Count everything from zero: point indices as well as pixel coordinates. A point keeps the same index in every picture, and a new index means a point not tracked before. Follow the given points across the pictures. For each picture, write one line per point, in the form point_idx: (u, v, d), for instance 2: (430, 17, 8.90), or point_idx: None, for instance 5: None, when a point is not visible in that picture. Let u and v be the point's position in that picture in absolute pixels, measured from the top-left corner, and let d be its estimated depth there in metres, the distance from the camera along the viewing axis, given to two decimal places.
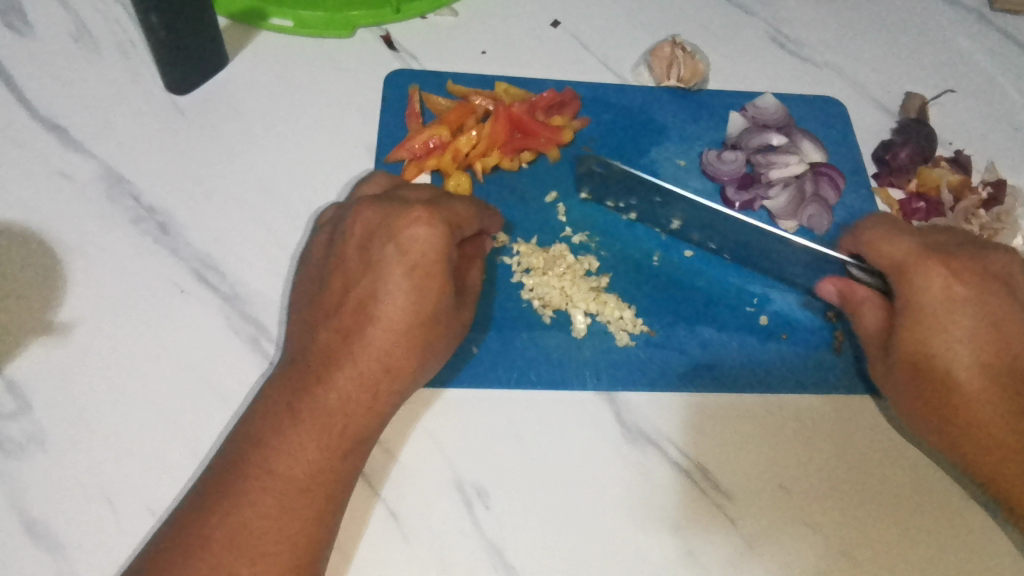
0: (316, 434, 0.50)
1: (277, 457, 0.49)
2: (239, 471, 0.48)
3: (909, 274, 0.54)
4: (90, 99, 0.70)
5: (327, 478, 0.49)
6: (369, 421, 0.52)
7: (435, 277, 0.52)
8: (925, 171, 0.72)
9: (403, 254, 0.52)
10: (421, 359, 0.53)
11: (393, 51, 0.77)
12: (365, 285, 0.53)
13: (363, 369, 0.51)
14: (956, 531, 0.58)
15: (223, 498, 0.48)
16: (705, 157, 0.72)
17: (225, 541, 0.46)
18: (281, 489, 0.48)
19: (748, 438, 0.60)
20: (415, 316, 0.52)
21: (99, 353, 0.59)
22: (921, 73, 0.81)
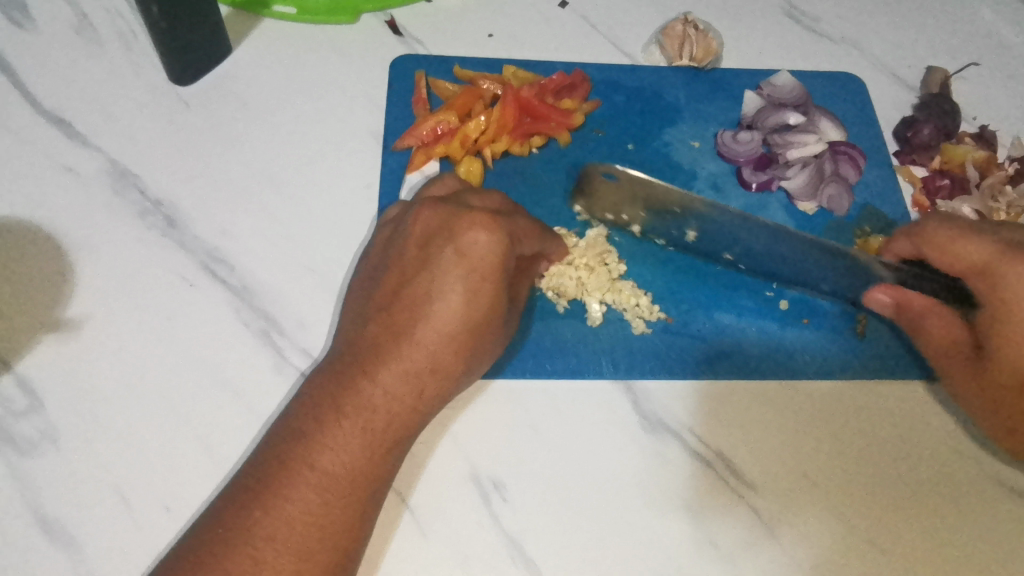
0: (361, 432, 0.48)
1: (321, 457, 0.47)
2: (279, 470, 0.47)
3: (993, 274, 0.52)
4: (94, 92, 0.69)
5: (369, 480, 0.48)
6: (410, 422, 0.50)
7: (490, 285, 0.50)
8: (949, 147, 0.70)
9: (462, 259, 0.50)
10: (469, 364, 0.52)
11: (398, 35, 0.75)
12: (422, 282, 0.51)
13: (409, 369, 0.49)
14: (983, 519, 0.56)
15: (261, 498, 0.46)
16: (720, 138, 0.70)
17: (262, 543, 0.44)
18: (322, 491, 0.46)
19: (769, 426, 0.59)
20: (465, 322, 0.50)
21: (109, 348, 0.58)
22: (942, 47, 0.78)
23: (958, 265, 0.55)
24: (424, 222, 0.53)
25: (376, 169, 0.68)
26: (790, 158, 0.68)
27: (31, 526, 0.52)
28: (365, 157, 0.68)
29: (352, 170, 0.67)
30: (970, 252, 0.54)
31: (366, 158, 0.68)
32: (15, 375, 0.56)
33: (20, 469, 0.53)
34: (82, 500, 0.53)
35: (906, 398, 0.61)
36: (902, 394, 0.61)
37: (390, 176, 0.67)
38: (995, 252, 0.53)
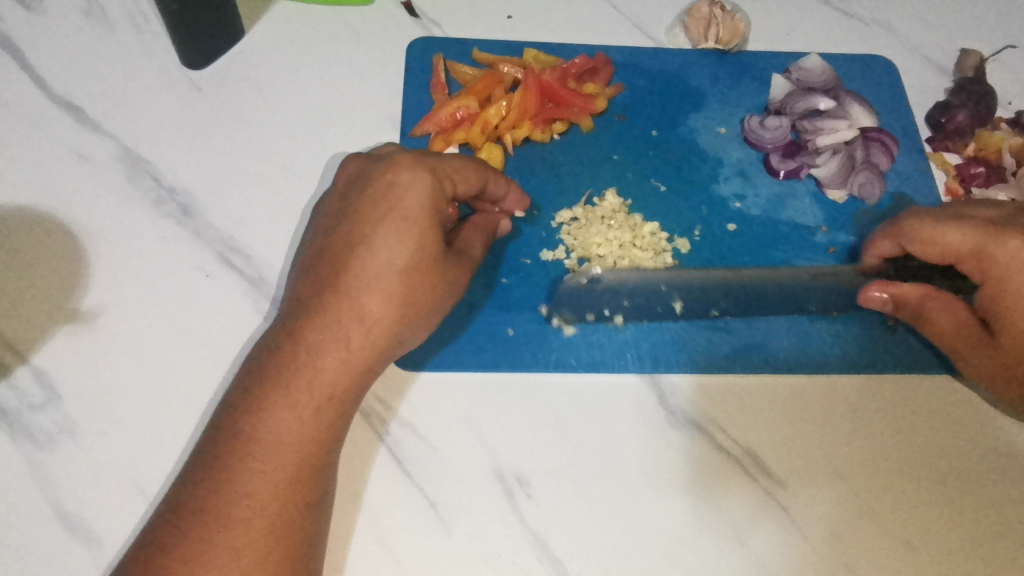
0: (287, 391, 0.46)
1: (258, 423, 0.46)
2: (222, 448, 0.45)
3: (990, 255, 0.52)
4: (105, 76, 0.67)
5: (308, 445, 0.46)
6: (345, 379, 0.47)
7: (422, 223, 0.48)
8: (985, 133, 0.68)
9: (383, 204, 0.49)
10: (412, 317, 0.49)
11: (415, 17, 0.73)
12: (342, 233, 0.49)
13: (338, 326, 0.47)
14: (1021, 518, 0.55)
15: (207, 477, 0.45)
16: (747, 123, 0.68)
17: (213, 525, 0.43)
18: (263, 462, 0.45)
19: (798, 420, 0.58)
20: (401, 267, 0.48)
21: (126, 339, 0.57)
22: (977, 28, 0.76)
23: (953, 254, 0.54)
24: (347, 178, 0.53)
25: None
26: (819, 145, 0.67)
27: (50, 522, 0.51)
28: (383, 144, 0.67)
29: None
30: (957, 239, 0.53)
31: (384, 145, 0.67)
32: (32, 367, 0.55)
33: (38, 463, 0.52)
34: (101, 496, 0.52)
35: (941, 394, 0.59)
36: (936, 388, 0.59)
37: None
38: (983, 233, 0.52)
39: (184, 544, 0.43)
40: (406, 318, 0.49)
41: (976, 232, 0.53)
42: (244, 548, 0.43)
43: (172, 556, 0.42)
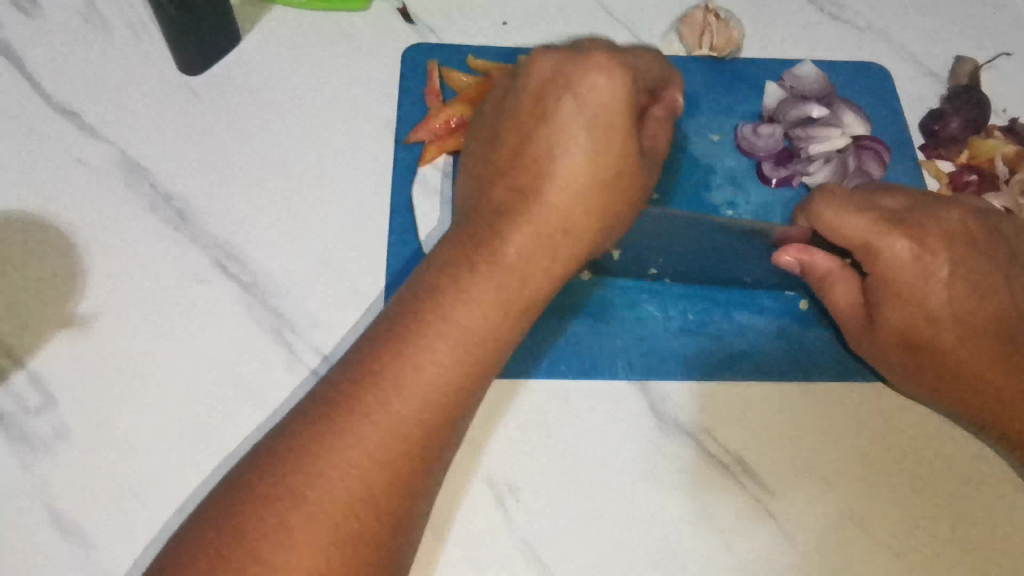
0: (455, 339, 0.42)
1: (435, 339, 0.42)
2: (352, 387, 0.40)
3: (878, 249, 0.51)
4: (103, 82, 0.68)
5: (494, 346, 0.44)
6: (547, 282, 0.47)
7: (616, 134, 0.45)
8: (977, 141, 0.68)
9: (582, 106, 0.45)
10: (577, 243, 0.47)
11: (411, 24, 0.73)
12: (544, 138, 0.46)
13: (546, 231, 0.46)
14: (1004, 526, 0.55)
15: (335, 416, 0.39)
16: (741, 131, 0.68)
17: (333, 453, 0.38)
18: (391, 409, 0.39)
19: (788, 429, 0.58)
20: (592, 174, 0.46)
21: (122, 344, 0.58)
22: (972, 35, 0.76)
23: (848, 239, 0.53)
24: (532, 82, 0.48)
25: (388, 162, 0.66)
26: (812, 153, 0.67)
27: (45, 526, 0.51)
28: (377, 150, 0.67)
29: (365, 163, 0.66)
30: (856, 225, 0.52)
31: (378, 152, 0.67)
32: (28, 372, 0.56)
33: (33, 466, 0.53)
34: (95, 501, 0.52)
35: None
36: None
37: (402, 171, 0.66)
38: (879, 226, 0.51)
39: (308, 499, 0.37)
40: (601, 230, 0.48)
41: (872, 223, 0.51)
42: (363, 505, 0.37)
43: (293, 491, 0.37)
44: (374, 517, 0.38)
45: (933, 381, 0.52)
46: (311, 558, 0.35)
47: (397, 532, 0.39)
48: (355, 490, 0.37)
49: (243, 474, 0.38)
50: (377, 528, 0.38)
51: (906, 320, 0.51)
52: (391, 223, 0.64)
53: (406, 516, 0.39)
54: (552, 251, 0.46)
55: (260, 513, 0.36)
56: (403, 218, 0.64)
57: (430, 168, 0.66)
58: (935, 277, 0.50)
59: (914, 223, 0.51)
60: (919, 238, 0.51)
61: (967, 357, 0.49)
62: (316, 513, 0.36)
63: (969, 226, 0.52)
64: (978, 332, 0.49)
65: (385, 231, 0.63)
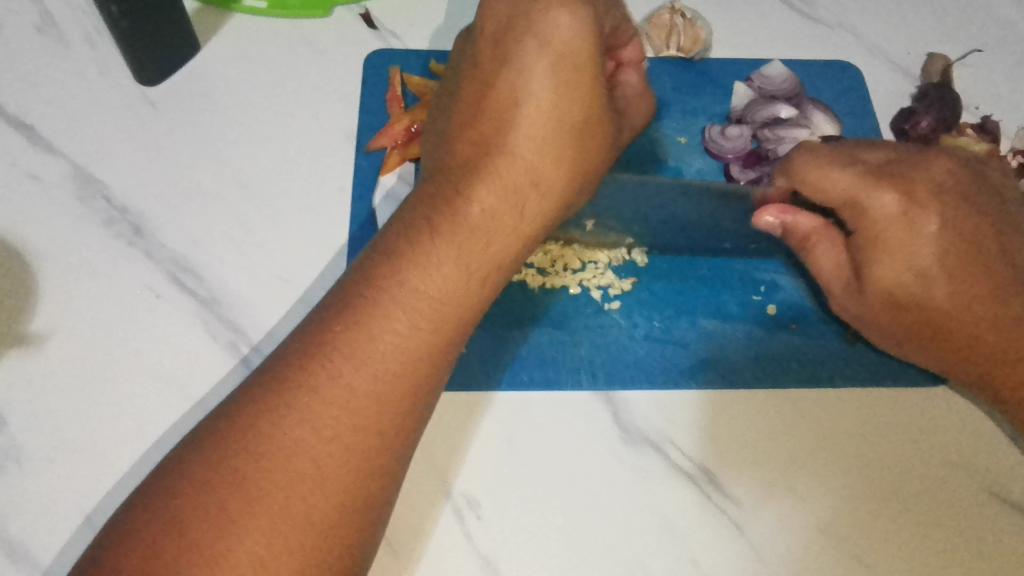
0: (413, 306, 0.42)
1: (390, 310, 0.41)
2: (303, 360, 0.39)
3: (865, 205, 0.49)
4: (58, 94, 0.67)
5: (456, 315, 0.43)
6: (513, 246, 0.47)
7: (584, 76, 0.45)
8: (949, 141, 0.66)
9: (546, 46, 0.44)
10: (545, 197, 0.47)
11: (372, 29, 0.72)
12: (505, 81, 0.45)
13: (514, 191, 0.46)
14: (972, 531, 0.54)
15: (283, 389, 0.38)
16: (709, 133, 0.67)
17: (279, 431, 0.37)
18: (353, 373, 0.39)
19: (758, 434, 0.57)
20: (554, 118, 0.45)
21: (74, 363, 0.57)
22: (944, 31, 0.75)
23: (833, 197, 0.50)
24: (489, 30, 0.46)
25: (349, 171, 0.65)
26: (780, 154, 0.66)
27: None
28: (338, 158, 0.66)
29: (325, 173, 0.65)
30: (843, 183, 0.50)
31: (339, 160, 0.66)
32: None
33: None
34: (46, 523, 0.51)
35: (900, 407, 0.58)
36: (895, 402, 0.59)
37: (362, 179, 0.65)
38: (866, 179, 0.49)
39: (272, 469, 0.36)
40: (569, 177, 0.47)
41: (860, 178, 0.49)
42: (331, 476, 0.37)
43: (237, 473, 0.36)
44: (324, 499, 0.37)
45: (919, 335, 0.51)
46: (254, 543, 0.35)
47: (350, 514, 0.37)
48: (302, 469, 0.37)
49: (176, 464, 0.37)
50: (328, 510, 0.37)
51: (899, 276, 0.49)
52: (351, 232, 0.62)
53: (362, 496, 0.38)
54: (518, 207, 0.46)
55: (201, 497, 0.35)
56: (362, 227, 0.62)
57: (393, 177, 0.65)
58: (923, 228, 0.48)
59: (898, 176, 0.49)
60: (906, 189, 0.48)
61: (956, 311, 0.48)
62: (262, 495, 0.36)
63: (956, 175, 0.50)
64: (970, 282, 0.47)
65: (344, 241, 0.62)
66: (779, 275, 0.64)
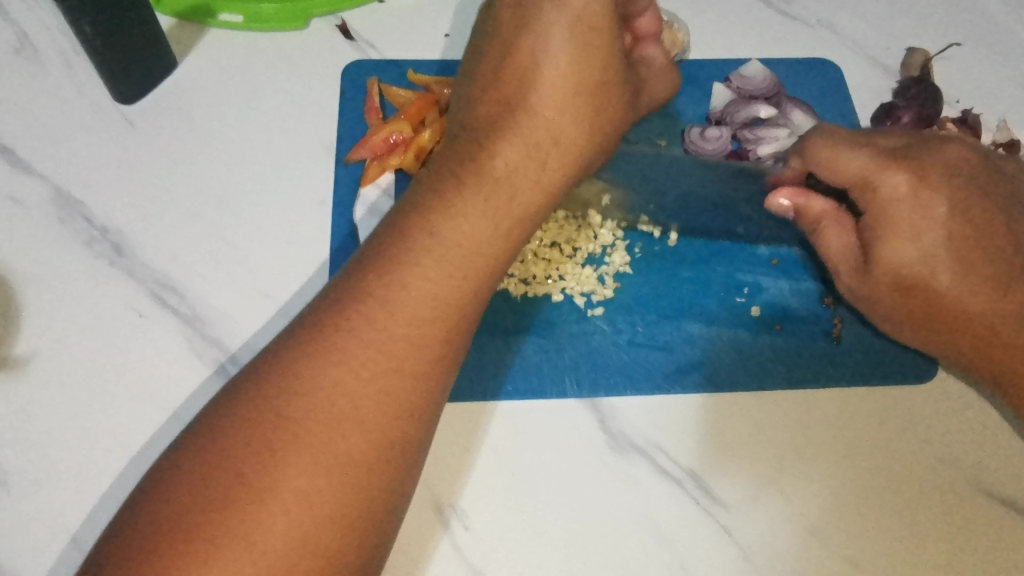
0: (445, 256, 0.43)
1: (421, 256, 0.43)
2: (339, 308, 0.41)
3: (875, 185, 0.49)
4: (35, 116, 0.67)
5: (484, 262, 0.45)
6: (537, 200, 0.48)
7: (605, 41, 0.46)
8: (930, 135, 0.66)
9: (566, 11, 0.45)
10: (565, 153, 0.48)
11: (350, 40, 0.72)
12: (526, 53, 0.47)
13: (537, 146, 0.47)
14: (971, 519, 0.55)
15: (321, 333, 0.39)
16: (688, 135, 0.67)
17: (317, 374, 0.38)
18: (389, 317, 0.40)
19: (759, 416, 0.58)
20: (580, 79, 0.47)
21: (58, 385, 0.56)
22: (923, 25, 0.75)
23: (845, 178, 0.50)
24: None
25: (329, 183, 0.65)
26: (760, 155, 0.66)
27: None
28: (318, 171, 0.66)
29: (305, 186, 0.65)
30: (854, 163, 0.50)
31: (318, 172, 0.66)
32: None
33: None
34: (34, 549, 0.51)
35: (888, 403, 0.59)
36: (883, 401, 0.59)
37: (343, 191, 0.65)
38: (878, 162, 0.49)
39: (314, 411, 0.37)
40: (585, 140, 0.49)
41: (872, 159, 0.49)
42: (372, 417, 0.38)
43: (279, 415, 0.37)
44: (363, 438, 0.37)
45: (919, 320, 0.51)
46: (299, 478, 0.35)
47: (390, 456, 0.38)
48: (342, 409, 0.37)
49: (202, 435, 0.37)
50: (369, 447, 0.38)
51: (906, 257, 0.48)
52: (332, 246, 0.62)
53: (398, 437, 0.39)
54: (541, 160, 0.48)
55: (244, 441, 0.36)
56: (344, 241, 0.62)
57: (373, 188, 0.64)
58: (933, 210, 0.48)
59: (910, 158, 0.49)
60: (917, 172, 0.48)
61: (964, 294, 0.47)
62: (305, 434, 0.36)
63: (971, 162, 0.50)
64: (979, 265, 0.47)
65: (326, 255, 0.62)
66: (763, 277, 0.64)
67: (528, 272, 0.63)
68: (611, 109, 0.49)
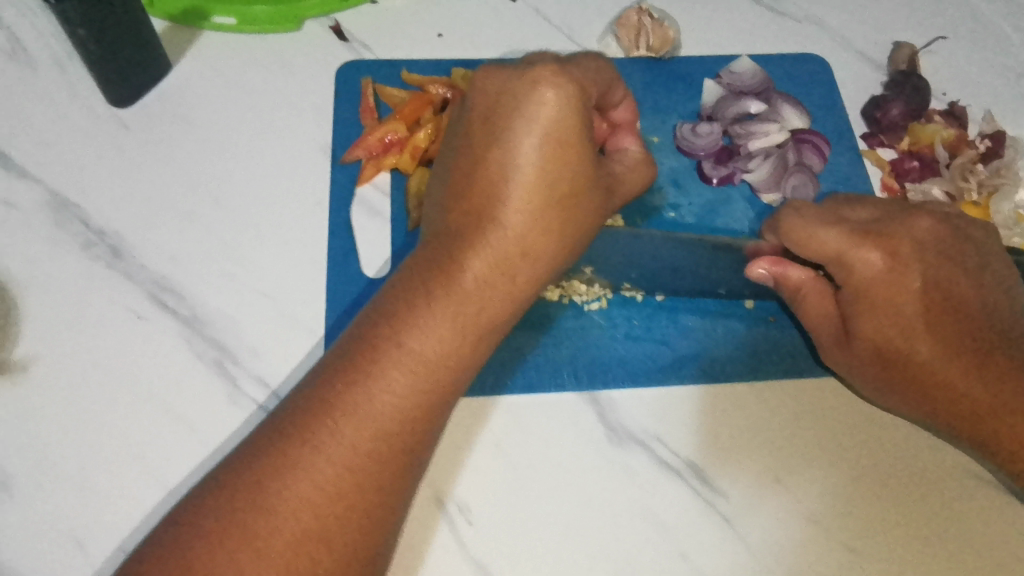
0: (409, 371, 0.43)
1: (381, 377, 0.42)
2: (304, 421, 0.41)
3: (851, 261, 0.51)
4: (29, 121, 0.67)
5: (451, 375, 0.44)
6: (506, 309, 0.47)
7: (572, 149, 0.45)
8: (918, 128, 0.68)
9: (534, 123, 0.45)
10: (535, 266, 0.47)
11: (344, 41, 0.73)
12: (495, 158, 0.46)
13: (506, 260, 0.46)
14: (968, 544, 0.55)
15: (285, 453, 0.40)
16: (680, 130, 0.68)
17: (281, 490, 0.39)
18: (351, 435, 0.40)
19: (754, 455, 0.57)
20: (545, 186, 0.46)
21: (58, 388, 0.57)
22: (909, 19, 0.76)
23: (821, 252, 0.52)
24: (481, 105, 0.47)
25: (325, 184, 0.66)
26: (752, 150, 0.67)
27: None
28: (314, 172, 0.66)
29: (302, 187, 0.65)
30: (828, 241, 0.52)
31: (314, 173, 0.66)
32: None
33: None
34: (40, 552, 0.51)
35: None
36: None
37: (340, 191, 0.65)
38: (852, 238, 0.51)
39: (278, 542, 0.37)
40: (558, 245, 0.47)
41: (845, 236, 0.51)
42: (333, 546, 0.39)
43: (244, 529, 0.37)
44: (321, 560, 0.38)
45: (902, 390, 0.51)
46: None
47: (350, 572, 0.39)
48: (305, 533, 0.38)
49: (201, 502, 0.39)
50: (327, 566, 0.38)
51: (884, 331, 0.50)
52: (330, 245, 0.63)
53: (361, 554, 0.40)
54: (511, 275, 0.47)
55: (218, 535, 0.37)
56: (343, 240, 0.63)
57: (369, 188, 0.65)
58: (908, 284, 0.50)
59: (882, 236, 0.51)
60: (889, 249, 0.51)
61: (943, 367, 0.49)
62: (266, 553, 0.37)
63: (941, 236, 0.52)
64: (951, 337, 0.49)
65: (324, 255, 0.63)
66: None
67: None
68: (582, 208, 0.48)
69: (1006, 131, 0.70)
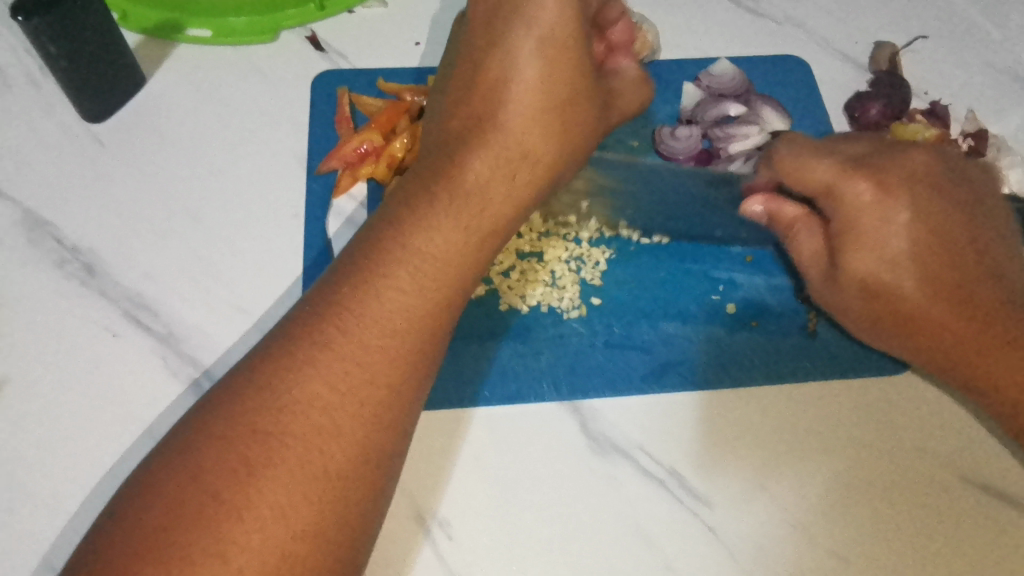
0: (417, 263, 0.44)
1: (399, 261, 0.43)
2: (321, 312, 0.41)
3: (839, 194, 0.50)
4: (1, 140, 0.66)
5: (457, 264, 0.45)
6: (507, 209, 0.49)
7: (573, 54, 0.47)
8: (899, 127, 0.66)
9: (533, 31, 0.46)
10: (535, 167, 0.49)
11: (320, 51, 0.72)
12: (497, 64, 0.48)
13: (507, 156, 0.48)
14: (957, 518, 0.55)
15: (304, 337, 0.40)
16: (658, 135, 0.66)
17: (300, 374, 0.38)
18: (368, 317, 0.41)
19: (746, 429, 0.57)
20: (544, 95, 0.48)
21: (31, 409, 0.56)
22: (889, 19, 0.75)
23: (810, 185, 0.52)
24: (482, 18, 0.49)
25: (301, 196, 0.65)
26: (732, 152, 0.66)
27: None
28: (290, 183, 0.66)
29: (279, 199, 0.65)
30: (818, 171, 0.51)
31: (290, 185, 0.66)
32: None
33: None
34: None
35: (868, 389, 0.59)
36: (872, 394, 0.59)
37: (315, 203, 0.64)
38: (840, 169, 0.50)
39: (302, 431, 0.37)
40: (555, 149, 0.49)
41: (834, 168, 0.50)
42: (354, 422, 0.38)
43: (257, 425, 0.36)
44: (344, 445, 0.38)
45: (891, 326, 0.51)
46: (279, 492, 0.35)
47: (371, 454, 0.39)
48: (324, 411, 0.38)
49: (211, 410, 0.37)
50: (348, 451, 0.38)
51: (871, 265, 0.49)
52: (306, 259, 0.62)
53: (380, 435, 0.39)
54: (511, 173, 0.49)
55: (230, 434, 0.36)
56: (318, 252, 0.62)
57: (346, 199, 0.65)
58: (895, 219, 0.48)
59: (871, 166, 0.50)
60: (879, 179, 0.49)
61: (924, 303, 0.48)
62: (288, 440, 0.36)
63: (933, 168, 0.50)
64: (940, 274, 0.48)
65: (299, 267, 0.62)
66: (737, 272, 0.65)
67: (508, 276, 0.63)
68: (579, 122, 0.49)
69: (988, 129, 0.69)
